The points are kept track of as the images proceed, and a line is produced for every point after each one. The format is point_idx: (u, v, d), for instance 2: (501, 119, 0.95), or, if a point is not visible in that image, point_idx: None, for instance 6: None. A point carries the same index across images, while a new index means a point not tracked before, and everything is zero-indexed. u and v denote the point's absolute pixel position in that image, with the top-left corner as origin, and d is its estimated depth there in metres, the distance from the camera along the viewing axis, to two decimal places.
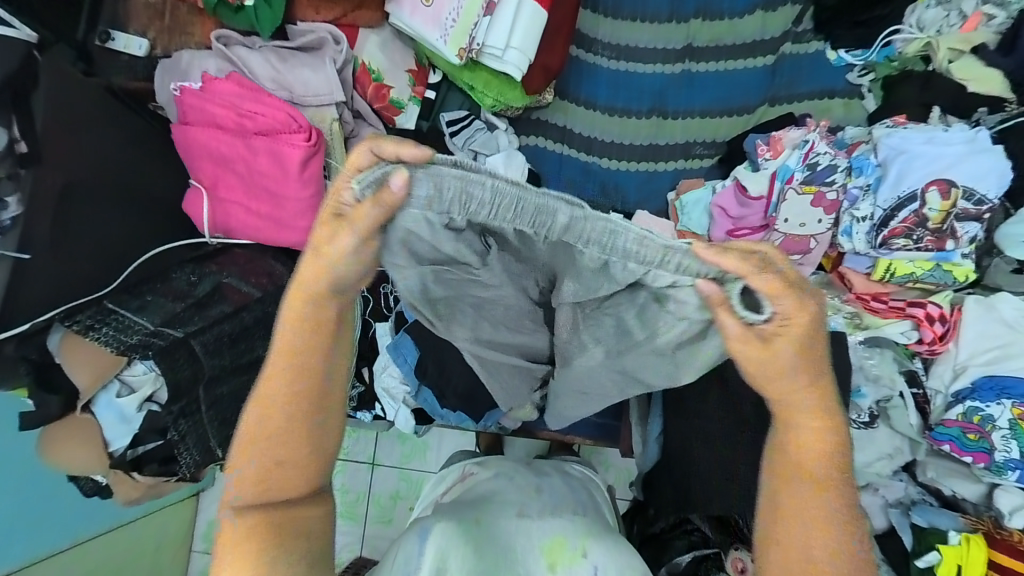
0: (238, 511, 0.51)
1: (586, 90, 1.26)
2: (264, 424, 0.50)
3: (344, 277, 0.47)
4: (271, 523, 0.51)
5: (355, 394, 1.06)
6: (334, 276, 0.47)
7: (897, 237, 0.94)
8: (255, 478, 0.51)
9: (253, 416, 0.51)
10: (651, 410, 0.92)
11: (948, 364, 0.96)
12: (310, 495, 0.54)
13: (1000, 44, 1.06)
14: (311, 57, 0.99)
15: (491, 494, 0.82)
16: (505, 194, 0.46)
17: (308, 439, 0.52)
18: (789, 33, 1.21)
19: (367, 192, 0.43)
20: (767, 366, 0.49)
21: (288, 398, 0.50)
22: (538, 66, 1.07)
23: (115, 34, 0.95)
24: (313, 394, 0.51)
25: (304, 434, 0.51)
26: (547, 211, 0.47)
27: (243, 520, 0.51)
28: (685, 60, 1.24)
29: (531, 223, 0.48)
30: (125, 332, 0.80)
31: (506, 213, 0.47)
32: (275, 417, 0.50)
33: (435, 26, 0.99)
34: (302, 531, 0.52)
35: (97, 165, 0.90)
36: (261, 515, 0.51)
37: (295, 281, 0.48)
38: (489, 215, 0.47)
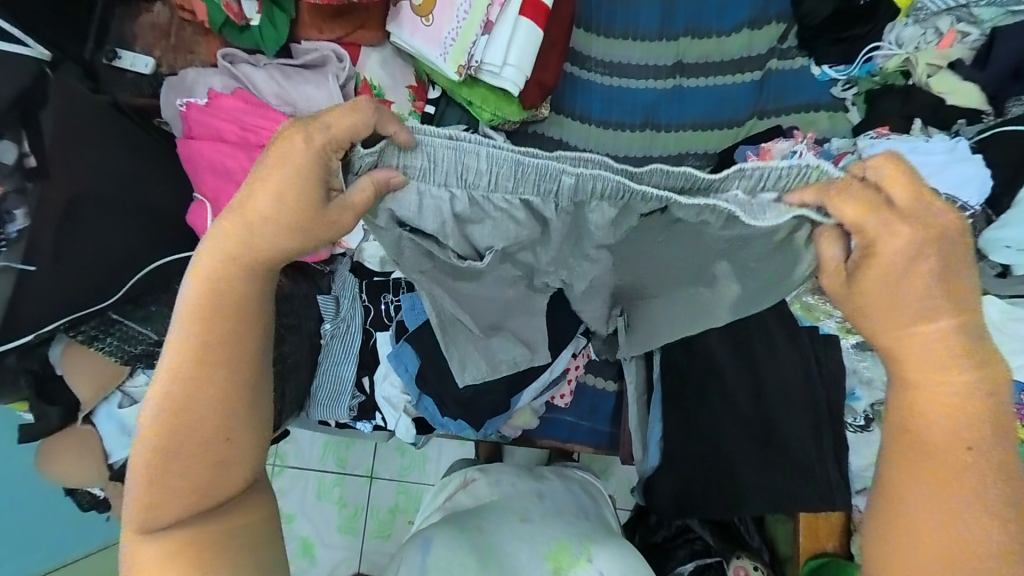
0: (157, 534, 0.53)
1: (580, 104, 1.31)
2: (172, 414, 0.53)
3: (281, 241, 0.55)
4: (191, 531, 0.54)
5: (355, 403, 1.06)
6: (275, 239, 0.55)
7: None
8: (178, 490, 0.53)
9: (143, 440, 0.52)
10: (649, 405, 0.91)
11: None
12: (237, 497, 0.57)
13: (975, 59, 1.12)
14: (313, 74, 1.02)
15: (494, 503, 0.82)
16: (511, 161, 0.55)
17: (227, 436, 0.55)
18: (774, 49, 1.26)
19: (367, 161, 0.55)
20: (898, 285, 0.49)
21: (195, 400, 0.53)
22: (534, 81, 1.11)
23: (122, 52, 0.98)
24: (225, 394, 0.54)
25: (222, 432, 0.54)
26: (552, 172, 0.55)
27: (166, 537, 0.53)
28: (676, 75, 1.29)
29: (538, 188, 0.56)
30: (129, 342, 0.89)
31: (513, 180, 0.56)
32: (177, 428, 0.53)
33: (434, 45, 1.03)
34: (235, 536, 0.56)
35: (102, 178, 0.87)
36: (192, 529, 0.54)
37: (233, 237, 0.54)
38: (493, 182, 0.56)
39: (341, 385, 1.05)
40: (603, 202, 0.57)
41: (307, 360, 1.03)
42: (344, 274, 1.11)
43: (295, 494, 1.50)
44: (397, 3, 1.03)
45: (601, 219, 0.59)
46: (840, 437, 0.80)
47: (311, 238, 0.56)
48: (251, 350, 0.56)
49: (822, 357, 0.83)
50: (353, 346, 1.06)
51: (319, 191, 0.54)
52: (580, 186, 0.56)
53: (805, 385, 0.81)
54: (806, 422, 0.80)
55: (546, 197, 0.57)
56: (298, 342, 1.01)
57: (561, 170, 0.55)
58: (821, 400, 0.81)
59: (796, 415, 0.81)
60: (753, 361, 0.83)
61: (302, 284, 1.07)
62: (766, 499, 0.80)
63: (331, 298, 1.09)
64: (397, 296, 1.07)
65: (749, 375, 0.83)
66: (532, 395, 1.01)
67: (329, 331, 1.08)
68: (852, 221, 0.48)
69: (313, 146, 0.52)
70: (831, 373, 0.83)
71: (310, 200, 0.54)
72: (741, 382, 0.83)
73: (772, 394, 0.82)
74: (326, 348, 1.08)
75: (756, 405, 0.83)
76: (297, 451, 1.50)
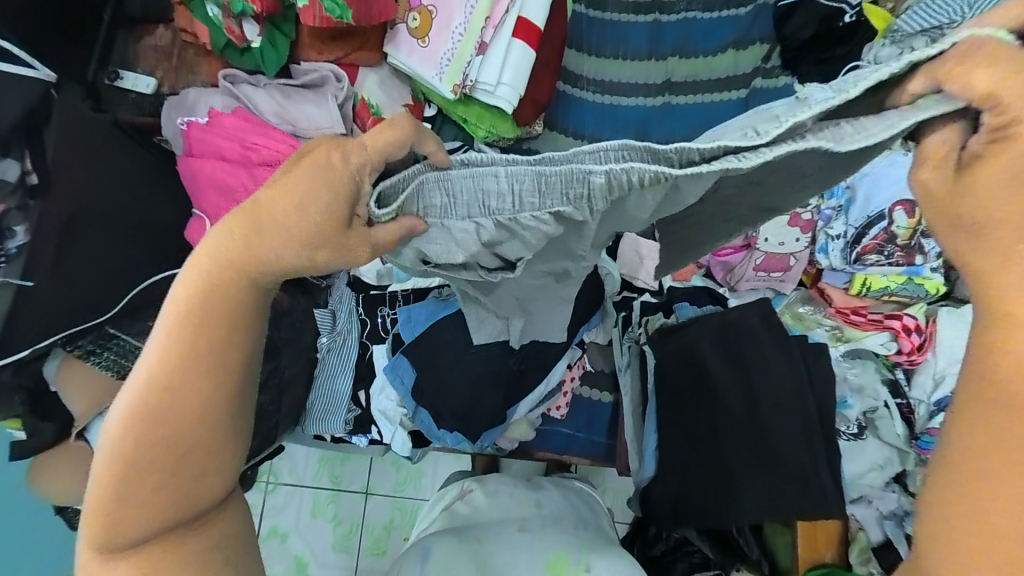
0: (123, 550, 0.53)
1: (574, 121, 1.36)
2: (138, 422, 0.51)
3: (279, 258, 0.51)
4: (155, 546, 0.53)
5: (351, 417, 1.06)
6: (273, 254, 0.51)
7: (870, 253, 1.01)
8: (145, 504, 0.52)
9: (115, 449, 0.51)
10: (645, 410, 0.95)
11: (929, 373, 1.00)
12: (212, 508, 0.57)
13: None
14: (313, 94, 1.05)
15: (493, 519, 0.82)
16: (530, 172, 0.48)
17: (204, 449, 0.54)
18: (760, 68, 1.31)
19: (384, 218, 0.52)
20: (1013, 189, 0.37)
21: (173, 411, 0.52)
22: (528, 100, 1.13)
23: (124, 73, 1.01)
24: (202, 411, 0.53)
25: (199, 446, 0.54)
26: (576, 171, 0.46)
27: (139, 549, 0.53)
28: (665, 93, 1.33)
29: (559, 189, 0.47)
30: (125, 356, 0.90)
31: (532, 191, 0.48)
32: (152, 443, 0.51)
33: (431, 65, 1.07)
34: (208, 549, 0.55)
35: (104, 195, 0.90)
36: (163, 540, 0.54)
37: (227, 252, 0.51)
38: (516, 201, 0.49)
39: (337, 399, 1.06)
40: (645, 193, 0.46)
41: (303, 372, 1.04)
42: (341, 288, 1.12)
43: (289, 511, 1.48)
44: (394, 26, 1.07)
45: (644, 206, 0.48)
46: (832, 444, 0.81)
47: (326, 258, 0.52)
48: (232, 372, 0.54)
49: (810, 364, 0.86)
50: (350, 358, 1.07)
51: (342, 216, 0.50)
52: (614, 181, 0.45)
53: (797, 392, 0.83)
54: (798, 429, 0.81)
55: (572, 202, 0.48)
56: (295, 355, 1.02)
57: (587, 170, 0.45)
58: (812, 405, 0.82)
59: (788, 422, 0.81)
60: (745, 368, 0.86)
61: (300, 300, 1.05)
62: (767, 507, 0.77)
63: (328, 311, 1.10)
64: (394, 309, 1.08)
65: (740, 382, 0.85)
66: (529, 407, 1.01)
67: (326, 345, 1.08)
68: (989, 92, 0.35)
69: (345, 167, 0.50)
70: (821, 380, 0.85)
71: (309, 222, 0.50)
72: (732, 389, 0.86)
73: (764, 401, 0.83)
74: (323, 361, 1.08)
75: (750, 412, 0.83)
76: (291, 466, 1.49)
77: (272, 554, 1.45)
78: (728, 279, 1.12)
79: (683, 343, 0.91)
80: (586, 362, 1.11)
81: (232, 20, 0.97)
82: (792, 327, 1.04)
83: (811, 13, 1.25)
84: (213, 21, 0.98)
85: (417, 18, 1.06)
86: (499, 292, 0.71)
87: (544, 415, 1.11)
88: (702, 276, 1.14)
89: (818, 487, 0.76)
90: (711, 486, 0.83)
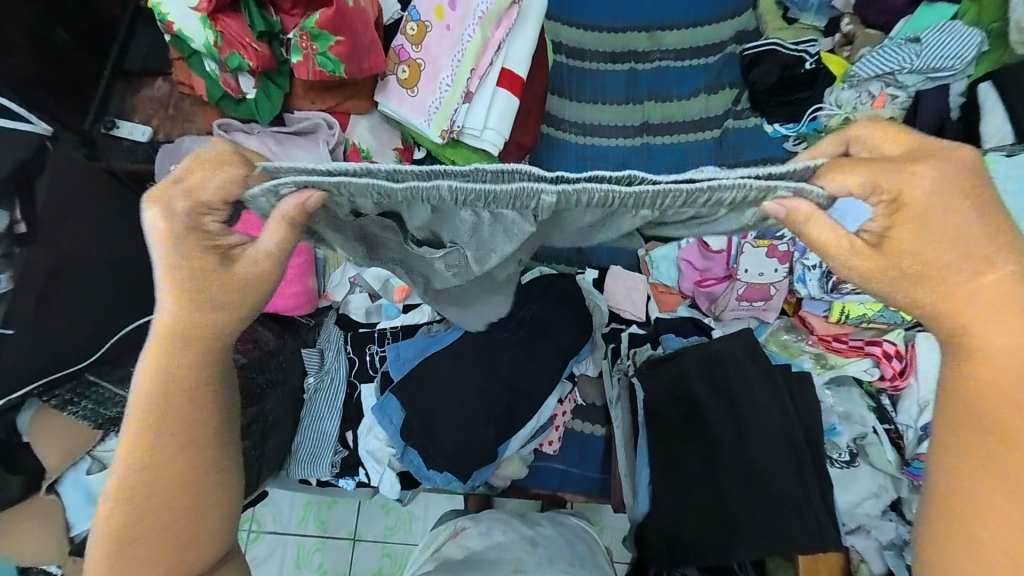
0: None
1: (558, 161, 1.42)
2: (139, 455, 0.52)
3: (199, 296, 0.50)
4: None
5: (338, 459, 1.03)
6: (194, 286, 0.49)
7: (846, 282, 1.03)
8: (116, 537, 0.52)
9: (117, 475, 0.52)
10: (640, 445, 0.92)
11: (913, 399, 1.00)
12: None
13: (905, 119, 1.31)
14: (305, 140, 1.08)
15: (482, 555, 0.79)
16: (464, 212, 0.50)
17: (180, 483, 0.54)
18: (730, 111, 1.44)
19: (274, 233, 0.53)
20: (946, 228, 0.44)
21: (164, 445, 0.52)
22: (513, 143, 1.23)
23: (119, 123, 1.05)
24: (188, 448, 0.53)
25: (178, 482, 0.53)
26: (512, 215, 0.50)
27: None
28: (643, 134, 1.43)
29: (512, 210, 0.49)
30: (105, 405, 0.84)
31: (475, 206, 0.49)
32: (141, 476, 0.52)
33: (419, 113, 1.12)
34: None
35: (96, 243, 0.92)
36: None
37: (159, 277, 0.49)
38: (455, 205, 0.49)
39: (323, 441, 1.03)
40: (589, 210, 0.49)
41: (289, 416, 1.01)
42: (330, 326, 1.12)
43: (271, 564, 1.40)
44: (385, 77, 1.13)
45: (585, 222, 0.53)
46: (824, 473, 0.81)
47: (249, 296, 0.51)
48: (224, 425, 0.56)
49: (796, 393, 0.86)
50: (338, 399, 1.05)
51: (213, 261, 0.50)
52: (560, 201, 0.48)
53: (784, 423, 0.83)
54: (789, 461, 0.80)
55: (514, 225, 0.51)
56: (281, 398, 1.00)
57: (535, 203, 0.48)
58: (800, 433, 0.82)
59: (778, 454, 0.81)
60: (732, 400, 0.87)
61: (286, 338, 1.05)
62: (763, 544, 0.76)
63: (316, 350, 1.09)
64: (382, 347, 1.06)
65: (728, 414, 0.86)
66: (520, 443, 1.00)
67: (313, 385, 1.07)
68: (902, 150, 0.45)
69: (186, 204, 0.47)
70: (806, 408, 0.85)
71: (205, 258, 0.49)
72: (721, 422, 0.86)
73: (753, 432, 0.84)
74: (309, 403, 1.06)
75: (739, 443, 0.84)
76: (275, 514, 1.42)
77: None
78: (713, 310, 1.14)
79: (672, 374, 0.92)
80: (578, 396, 1.11)
81: (229, 75, 1.02)
82: (778, 355, 1.06)
83: (774, 62, 1.39)
84: (210, 75, 1.03)
85: (407, 69, 1.13)
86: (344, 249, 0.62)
87: (537, 451, 1.09)
88: (688, 307, 1.16)
89: (811, 517, 0.76)
90: (705, 520, 0.81)
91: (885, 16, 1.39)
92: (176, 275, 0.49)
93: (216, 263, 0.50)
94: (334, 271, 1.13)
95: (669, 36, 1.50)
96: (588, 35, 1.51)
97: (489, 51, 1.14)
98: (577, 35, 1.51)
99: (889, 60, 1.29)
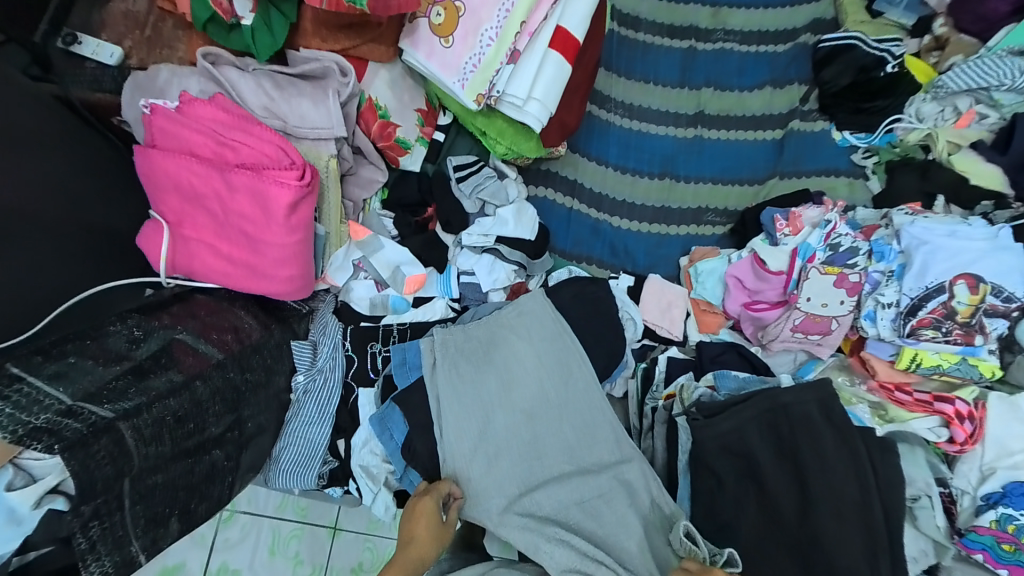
0: None
1: (598, 145, 1.23)
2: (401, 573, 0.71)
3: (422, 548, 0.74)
4: None
5: (325, 471, 0.87)
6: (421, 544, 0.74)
7: (925, 328, 0.89)
8: None
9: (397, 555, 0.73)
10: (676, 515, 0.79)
11: (974, 464, 0.86)
12: None
13: (993, 142, 1.12)
14: (311, 87, 0.88)
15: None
16: (564, 529, 0.77)
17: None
18: (795, 110, 1.28)
19: None
20: None
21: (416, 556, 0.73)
22: (556, 121, 1.05)
23: (85, 39, 0.82)
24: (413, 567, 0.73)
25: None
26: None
27: None
28: (696, 126, 1.26)
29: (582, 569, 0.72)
30: (28, 410, 0.56)
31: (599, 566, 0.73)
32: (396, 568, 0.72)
33: (451, 72, 0.93)
34: None
35: (50, 199, 0.77)
36: None
37: (432, 486, 0.80)
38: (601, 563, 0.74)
39: (312, 451, 0.86)
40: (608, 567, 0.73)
41: (271, 423, 0.84)
42: (326, 315, 0.95)
43: (242, 551, 1.16)
44: (414, 19, 0.93)
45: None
46: (902, 562, 0.66)
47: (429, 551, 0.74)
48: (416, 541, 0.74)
49: (878, 463, 0.70)
50: (330, 404, 0.89)
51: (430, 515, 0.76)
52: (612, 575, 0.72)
53: (861, 502, 0.68)
54: (857, 542, 0.66)
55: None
56: (261, 402, 0.82)
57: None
58: (879, 513, 0.67)
59: (851, 534, 0.66)
60: (799, 463, 0.72)
61: (273, 330, 0.87)
62: None
63: (309, 343, 0.91)
64: (387, 347, 0.93)
65: (791, 478, 0.72)
66: None
67: (302, 385, 0.89)
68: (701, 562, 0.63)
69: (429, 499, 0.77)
70: (889, 483, 0.69)
71: (422, 531, 0.74)
72: (784, 489, 0.71)
73: (823, 513, 0.68)
74: (296, 407, 0.88)
75: (801, 513, 0.69)
76: (250, 494, 1.18)
77: None
78: (758, 337, 1.03)
79: (730, 426, 0.76)
80: None
81: None
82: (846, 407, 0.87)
83: (850, 62, 1.23)
84: None
85: (441, 12, 0.92)
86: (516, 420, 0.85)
87: None
88: (730, 330, 1.07)
89: None
90: None
91: (979, 24, 1.19)
92: (423, 512, 0.76)
93: (428, 511, 0.76)
94: (336, 251, 0.93)
95: (734, 16, 1.33)
96: (644, 2, 1.31)
97: (545, 4, 0.94)
98: (632, 1, 1.31)
99: (989, 73, 1.13)
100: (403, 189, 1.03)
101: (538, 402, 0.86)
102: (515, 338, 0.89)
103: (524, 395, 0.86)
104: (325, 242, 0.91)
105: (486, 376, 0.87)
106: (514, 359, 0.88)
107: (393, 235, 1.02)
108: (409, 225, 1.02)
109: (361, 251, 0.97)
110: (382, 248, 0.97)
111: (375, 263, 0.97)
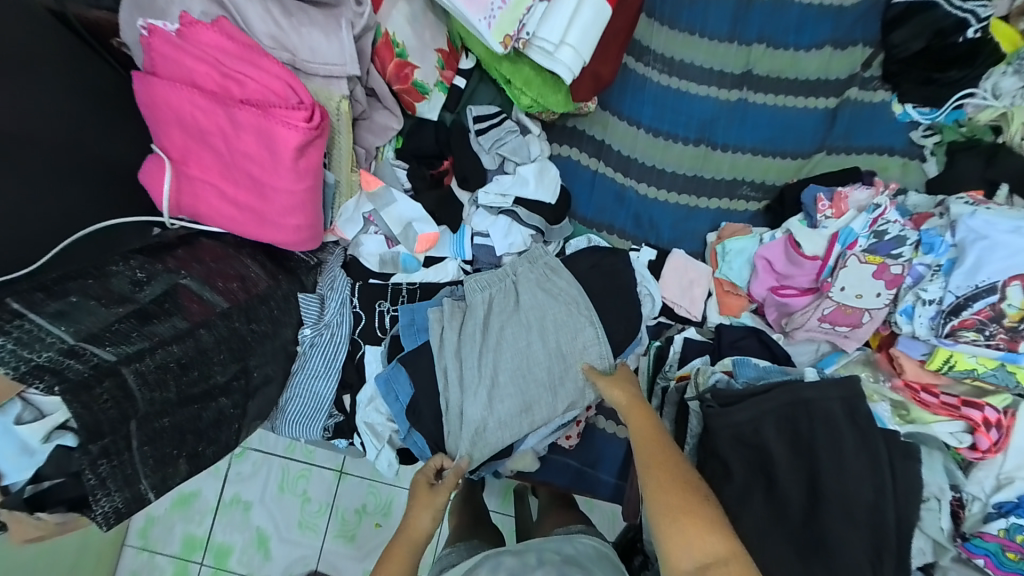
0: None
1: (631, 103, 1.12)
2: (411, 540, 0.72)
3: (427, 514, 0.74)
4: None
5: (331, 423, 0.89)
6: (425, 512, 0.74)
7: (966, 329, 0.84)
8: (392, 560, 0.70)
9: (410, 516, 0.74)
10: None
11: (991, 471, 0.83)
12: None
13: None
14: (323, 16, 0.79)
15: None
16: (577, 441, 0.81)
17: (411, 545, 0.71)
18: (856, 77, 1.14)
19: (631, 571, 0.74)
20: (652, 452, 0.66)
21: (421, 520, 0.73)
22: (589, 71, 0.95)
23: None
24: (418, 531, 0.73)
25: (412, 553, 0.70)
26: None
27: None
28: (741, 87, 1.14)
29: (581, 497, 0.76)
30: (30, 347, 0.54)
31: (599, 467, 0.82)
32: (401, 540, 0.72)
33: (476, 8, 0.83)
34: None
35: (47, 126, 0.73)
36: None
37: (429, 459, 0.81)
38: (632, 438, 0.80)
39: (318, 403, 0.87)
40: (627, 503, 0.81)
41: (279, 372, 0.82)
42: (334, 269, 0.93)
43: (253, 484, 1.21)
44: None
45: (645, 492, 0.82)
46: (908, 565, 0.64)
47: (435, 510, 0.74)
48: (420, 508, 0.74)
49: (897, 471, 0.68)
50: (337, 359, 0.88)
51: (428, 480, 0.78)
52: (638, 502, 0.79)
53: (873, 505, 0.67)
54: (863, 547, 0.64)
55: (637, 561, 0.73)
56: (268, 351, 0.81)
57: None
58: (891, 520, 0.65)
59: (854, 531, 0.65)
60: (813, 457, 0.70)
61: (280, 280, 0.85)
62: None
63: (316, 297, 0.89)
64: (395, 306, 0.91)
65: (803, 475, 0.70)
66: (538, 440, 0.89)
67: (308, 338, 0.87)
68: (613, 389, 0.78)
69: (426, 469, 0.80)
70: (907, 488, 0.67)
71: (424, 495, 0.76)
72: (793, 484, 0.70)
73: (831, 515, 0.66)
74: (303, 359, 0.87)
75: (808, 515, 0.68)
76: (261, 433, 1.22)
77: (230, 522, 1.20)
78: (782, 324, 0.98)
79: (746, 417, 0.73)
80: None
81: None
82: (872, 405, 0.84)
83: (925, 24, 1.08)
84: None
85: None
86: (525, 379, 0.83)
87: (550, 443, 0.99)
88: (751, 313, 1.02)
89: None
90: None
91: None
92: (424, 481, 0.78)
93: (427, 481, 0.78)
94: (345, 202, 0.89)
95: None
96: None
97: None
98: None
99: None
100: (419, 139, 0.96)
101: (550, 360, 0.84)
102: (530, 291, 0.87)
103: (534, 355, 0.84)
104: (335, 192, 0.87)
105: (497, 336, 0.85)
106: (522, 333, 0.85)
107: (407, 188, 0.96)
108: (423, 179, 0.95)
109: (372, 205, 0.93)
110: (395, 202, 0.93)
111: (387, 218, 0.93)
